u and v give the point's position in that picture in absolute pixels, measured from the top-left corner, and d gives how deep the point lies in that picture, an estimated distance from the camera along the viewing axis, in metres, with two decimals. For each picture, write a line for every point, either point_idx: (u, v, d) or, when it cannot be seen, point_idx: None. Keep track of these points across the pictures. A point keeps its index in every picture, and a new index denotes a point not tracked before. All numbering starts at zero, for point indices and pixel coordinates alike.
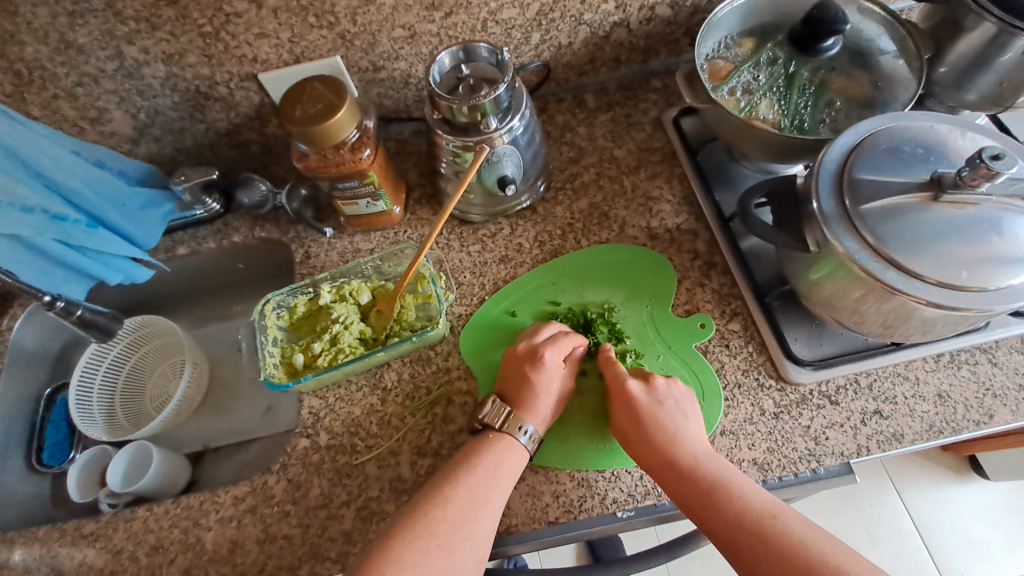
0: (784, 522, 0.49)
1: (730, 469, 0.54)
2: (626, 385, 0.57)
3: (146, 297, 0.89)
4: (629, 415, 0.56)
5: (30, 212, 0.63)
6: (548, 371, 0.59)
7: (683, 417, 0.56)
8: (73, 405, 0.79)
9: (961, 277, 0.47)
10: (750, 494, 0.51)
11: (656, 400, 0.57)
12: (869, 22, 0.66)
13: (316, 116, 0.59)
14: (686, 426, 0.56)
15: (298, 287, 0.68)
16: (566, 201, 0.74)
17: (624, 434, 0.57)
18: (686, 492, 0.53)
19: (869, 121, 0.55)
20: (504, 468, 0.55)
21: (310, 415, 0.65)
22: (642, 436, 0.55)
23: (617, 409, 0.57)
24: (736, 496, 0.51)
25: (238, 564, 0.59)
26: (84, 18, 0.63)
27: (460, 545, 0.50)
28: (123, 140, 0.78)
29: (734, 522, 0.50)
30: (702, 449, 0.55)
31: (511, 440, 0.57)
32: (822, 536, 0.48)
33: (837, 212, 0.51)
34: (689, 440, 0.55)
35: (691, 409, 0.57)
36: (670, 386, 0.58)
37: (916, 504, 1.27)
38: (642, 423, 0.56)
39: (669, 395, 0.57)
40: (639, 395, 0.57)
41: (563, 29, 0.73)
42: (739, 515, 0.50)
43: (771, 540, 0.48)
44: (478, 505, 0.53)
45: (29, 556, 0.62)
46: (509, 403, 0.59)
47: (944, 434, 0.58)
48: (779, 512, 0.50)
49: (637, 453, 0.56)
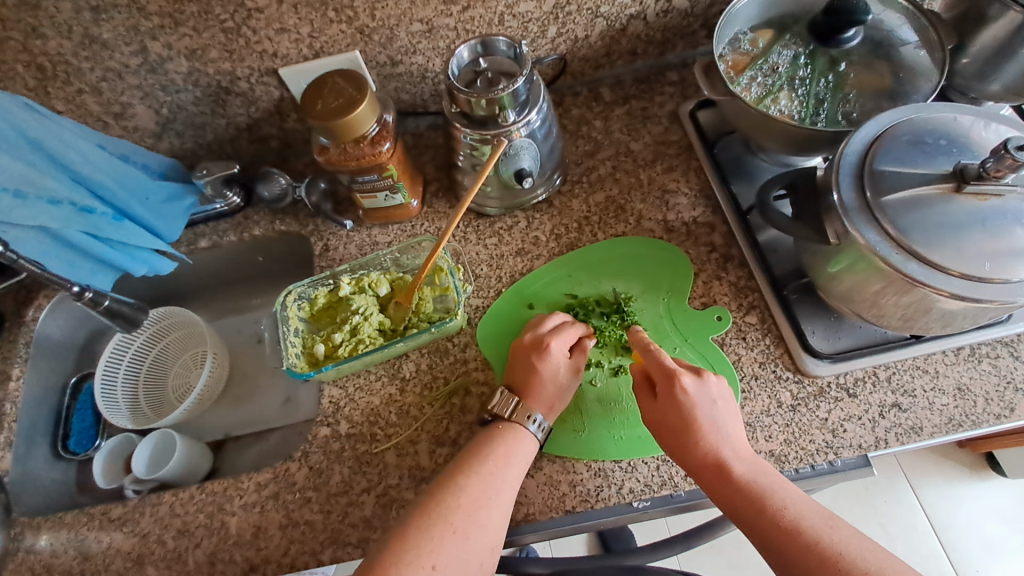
0: (839, 532, 0.48)
1: (777, 477, 0.53)
2: (677, 379, 0.56)
3: (167, 289, 0.91)
4: (677, 410, 0.55)
5: (58, 204, 0.64)
6: (555, 362, 0.60)
7: (730, 421, 0.56)
8: (99, 393, 0.81)
9: (984, 269, 0.47)
10: (800, 505, 0.51)
11: (707, 398, 0.56)
12: (890, 12, 0.66)
13: (337, 110, 0.60)
14: (732, 429, 0.55)
15: (318, 279, 0.69)
16: (582, 194, 0.75)
17: (666, 427, 0.56)
18: (729, 493, 0.52)
19: (891, 112, 0.55)
20: (515, 457, 0.56)
21: (330, 404, 0.66)
22: (689, 438, 0.55)
23: (664, 407, 0.56)
24: (788, 505, 0.50)
25: (261, 548, 0.60)
26: (109, 14, 0.64)
27: (474, 532, 0.51)
28: (146, 134, 0.79)
29: (787, 532, 0.49)
30: (748, 454, 0.55)
31: (521, 429, 0.57)
32: (874, 549, 0.47)
33: (858, 204, 0.51)
34: (737, 446, 0.55)
35: (735, 411, 0.57)
36: (720, 385, 0.57)
37: (930, 501, 1.26)
38: (691, 420, 0.55)
39: (719, 395, 0.56)
40: (691, 393, 0.56)
41: (579, 22, 0.73)
42: (792, 525, 0.49)
43: (827, 552, 0.47)
44: (491, 493, 0.53)
45: (58, 540, 0.64)
46: (517, 394, 0.60)
47: (963, 428, 0.58)
48: (832, 524, 0.49)
49: (679, 449, 0.55)
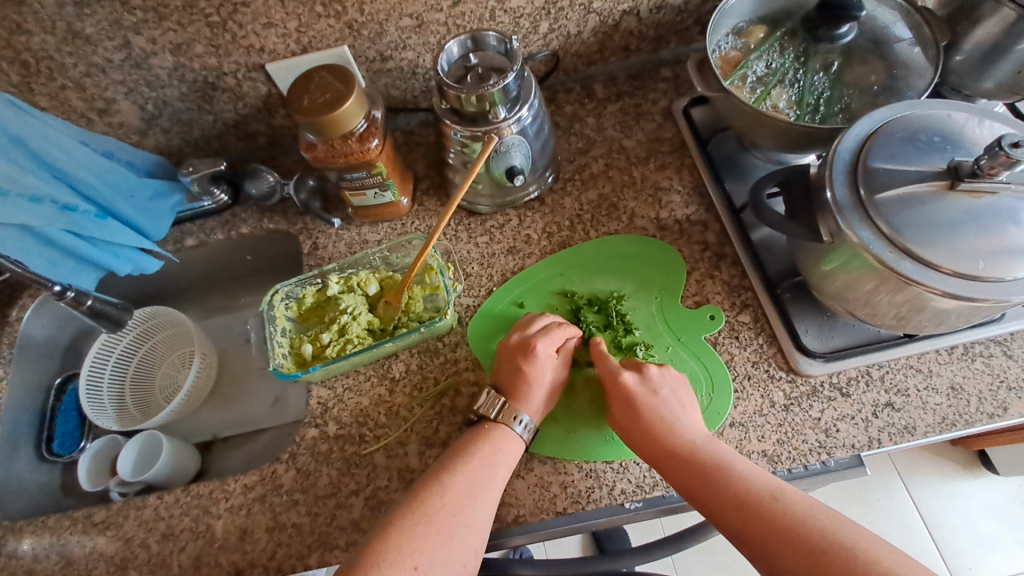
0: (788, 502, 0.48)
1: (727, 453, 0.53)
2: (619, 377, 0.57)
3: (155, 288, 0.90)
4: (625, 407, 0.56)
5: (40, 202, 0.63)
6: (543, 362, 0.59)
7: (680, 405, 0.56)
8: (84, 394, 0.79)
9: (978, 267, 0.46)
10: (750, 479, 0.50)
11: (651, 388, 0.56)
12: (885, 8, 0.65)
13: (324, 106, 0.58)
14: (682, 413, 0.56)
15: (306, 277, 0.68)
16: (575, 191, 0.74)
17: (621, 425, 0.56)
18: (682, 475, 0.52)
19: (884, 109, 0.54)
20: (501, 455, 0.55)
21: (319, 405, 0.65)
22: (637, 425, 0.55)
23: (614, 403, 0.57)
24: (736, 480, 0.50)
25: (247, 552, 0.59)
26: (91, 8, 0.63)
27: (458, 531, 0.50)
28: (131, 131, 0.78)
29: (737, 509, 0.49)
30: (700, 434, 0.54)
31: (507, 430, 0.57)
32: (824, 513, 0.47)
33: (852, 202, 0.51)
34: (688, 430, 0.55)
35: (682, 393, 0.57)
36: (665, 375, 0.58)
37: (923, 498, 1.27)
38: (638, 412, 0.55)
39: (664, 384, 0.57)
40: (634, 387, 0.56)
41: (571, 17, 0.72)
42: (741, 500, 0.49)
43: (775, 523, 0.47)
44: (476, 491, 0.53)
45: (40, 544, 0.63)
46: (502, 394, 0.59)
47: (957, 427, 0.58)
48: (781, 495, 0.49)
49: (633, 440, 0.55)
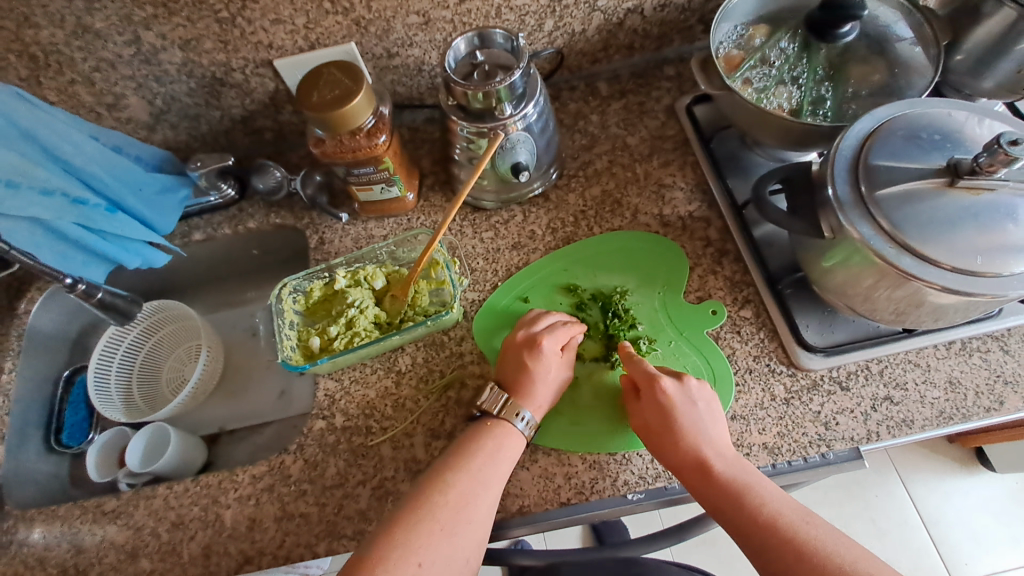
0: (816, 529, 0.49)
1: (758, 475, 0.54)
2: (658, 383, 0.57)
3: (162, 282, 0.91)
4: (659, 415, 0.56)
5: (50, 194, 0.64)
6: (548, 360, 0.60)
7: (714, 420, 0.56)
8: (92, 386, 0.80)
9: (976, 263, 0.47)
10: (780, 502, 0.51)
11: (688, 400, 0.56)
12: (886, 8, 0.66)
13: (333, 101, 0.59)
14: (715, 429, 0.56)
15: (314, 271, 0.69)
16: (579, 188, 0.75)
17: (651, 432, 0.56)
18: (711, 491, 0.53)
19: (885, 108, 0.55)
20: (502, 453, 0.56)
21: (326, 397, 0.66)
22: (671, 438, 0.55)
23: (648, 408, 0.57)
24: (768, 503, 0.51)
25: (256, 540, 0.60)
26: (102, 3, 0.64)
27: (461, 528, 0.51)
28: (139, 126, 0.79)
29: (766, 531, 0.50)
30: (731, 452, 0.55)
31: (510, 426, 0.58)
32: (850, 546, 0.49)
33: (852, 198, 0.51)
34: (721, 447, 0.55)
35: (717, 410, 0.57)
36: (702, 388, 0.58)
37: (919, 494, 1.28)
38: (674, 424, 0.55)
39: (701, 397, 0.57)
40: (672, 395, 0.56)
41: (576, 15, 0.73)
42: (772, 523, 0.50)
43: (802, 548, 0.48)
44: (477, 489, 0.53)
45: (52, 533, 0.64)
46: (505, 390, 0.60)
47: (954, 421, 0.59)
48: (809, 522, 0.50)
49: (663, 451, 0.56)
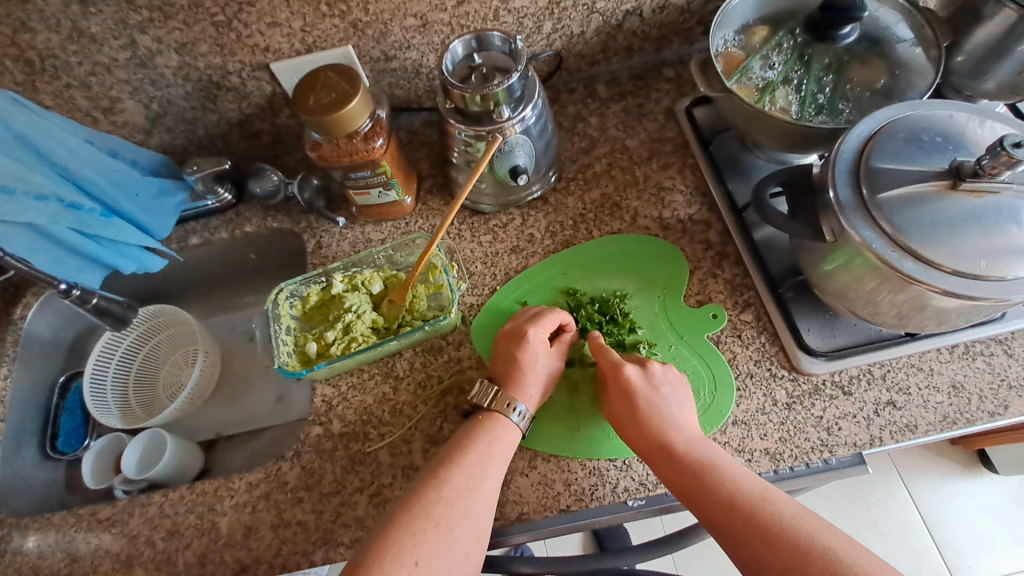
0: (776, 505, 0.48)
1: (720, 454, 0.53)
2: (621, 369, 0.57)
3: (159, 287, 0.90)
4: (624, 401, 0.56)
5: (45, 200, 0.63)
6: (536, 349, 0.60)
7: (678, 404, 0.56)
8: (88, 392, 0.80)
9: (979, 267, 0.47)
10: (741, 480, 0.51)
11: (652, 384, 0.57)
12: (886, 9, 0.65)
13: (330, 105, 0.59)
14: (679, 411, 0.56)
15: (311, 276, 0.69)
16: (578, 191, 0.74)
17: (617, 418, 0.57)
18: (673, 472, 0.53)
19: (887, 109, 0.55)
20: (496, 445, 0.56)
21: (323, 403, 0.66)
22: (634, 420, 0.55)
23: (613, 395, 0.57)
24: (727, 480, 0.50)
25: (252, 549, 0.60)
26: (97, 6, 0.63)
27: (458, 523, 0.50)
28: (135, 130, 0.78)
29: (727, 508, 0.49)
30: (696, 433, 0.55)
31: (504, 419, 0.57)
32: (812, 520, 0.47)
33: (854, 201, 0.51)
34: (686, 429, 0.55)
35: (682, 393, 0.58)
36: (667, 373, 0.58)
37: (923, 497, 1.27)
38: (636, 407, 0.56)
39: (665, 382, 0.57)
40: (636, 381, 0.57)
41: (575, 17, 0.73)
42: (730, 498, 0.49)
43: (763, 524, 0.47)
44: (487, 471, 0.54)
45: (46, 541, 0.63)
46: (496, 384, 0.60)
47: (957, 425, 0.58)
48: (770, 497, 0.49)
49: (628, 435, 0.56)
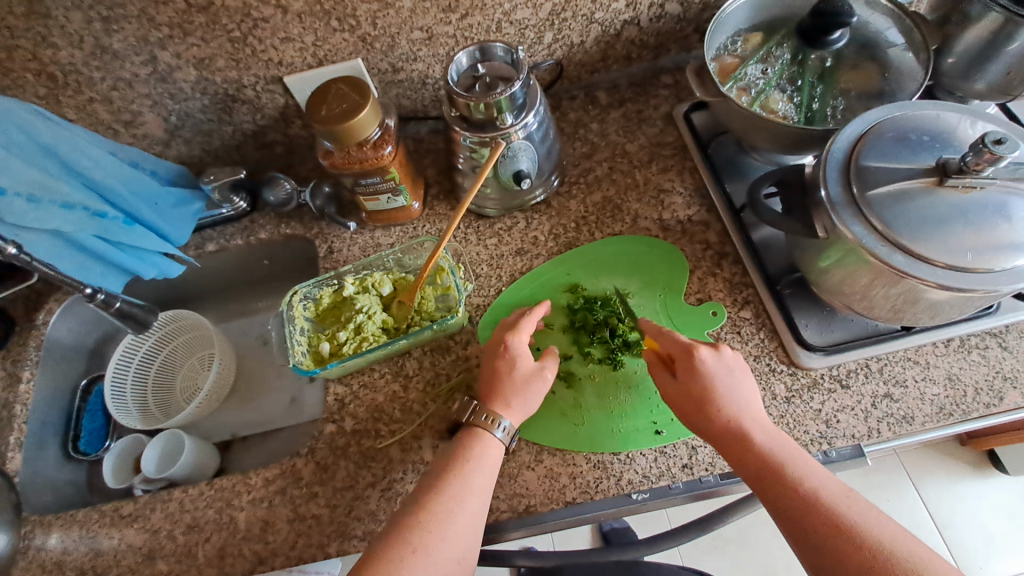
0: (855, 504, 0.48)
1: (798, 450, 0.53)
2: (695, 352, 0.57)
3: (176, 293, 0.93)
4: (699, 384, 0.56)
5: (71, 208, 0.67)
6: (516, 361, 0.60)
7: (748, 390, 0.56)
8: (109, 395, 0.83)
9: (967, 260, 0.48)
10: (817, 477, 0.50)
11: (724, 369, 0.57)
12: (877, 14, 0.67)
13: (341, 115, 0.62)
14: (750, 399, 0.56)
15: (323, 279, 0.71)
16: (580, 194, 0.76)
17: (686, 400, 0.56)
18: (750, 460, 0.52)
19: (876, 110, 0.57)
20: (478, 463, 0.55)
21: (336, 401, 0.68)
22: (709, 407, 0.55)
23: (683, 378, 0.57)
24: (808, 476, 0.50)
25: (269, 542, 0.62)
26: (119, 24, 0.66)
27: (435, 547, 0.49)
28: (154, 142, 0.82)
29: (807, 501, 0.49)
30: (766, 423, 0.55)
31: (487, 435, 0.57)
32: (891, 525, 0.47)
33: (845, 199, 0.53)
34: (758, 416, 0.55)
35: (753, 386, 0.57)
36: (736, 358, 0.58)
37: (933, 499, 1.27)
38: (711, 393, 0.55)
39: (736, 366, 0.57)
40: (709, 364, 0.57)
41: (574, 28, 0.75)
42: (812, 495, 0.49)
43: (844, 522, 0.47)
44: (466, 491, 0.53)
45: (70, 537, 0.65)
46: (478, 400, 0.60)
47: (954, 417, 0.59)
48: (849, 496, 0.49)
49: (700, 418, 0.55)
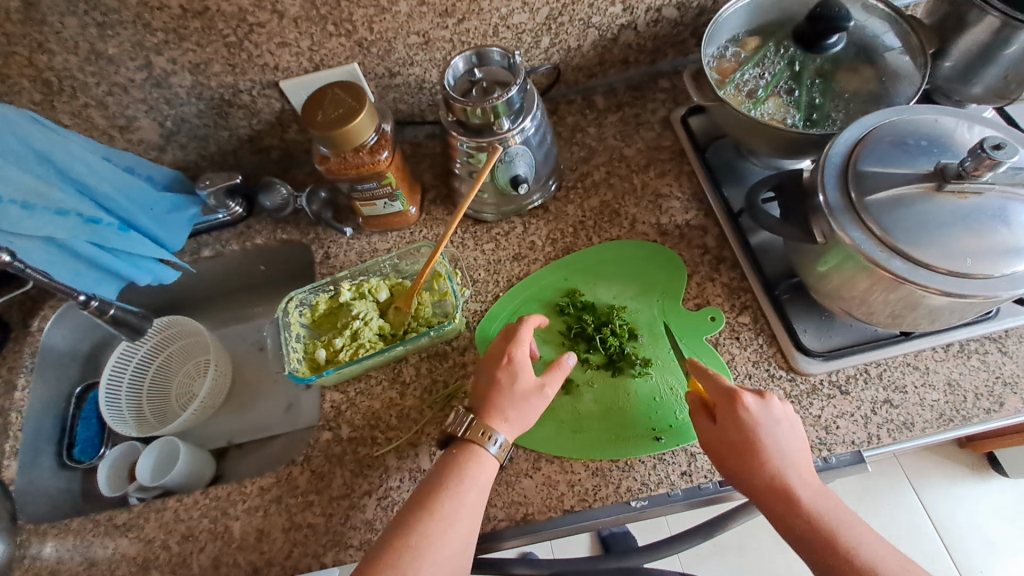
0: (890, 563, 0.49)
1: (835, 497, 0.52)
2: (740, 401, 0.55)
3: (171, 298, 0.93)
4: (743, 435, 0.54)
5: (65, 215, 0.66)
6: (517, 373, 0.59)
7: (794, 437, 0.55)
8: (103, 402, 0.82)
9: (966, 265, 0.48)
10: (855, 533, 0.50)
11: (770, 417, 0.55)
12: (874, 19, 0.67)
13: (337, 120, 0.61)
14: (796, 448, 0.54)
15: (320, 285, 0.71)
16: (578, 199, 0.76)
17: (728, 449, 0.54)
18: (789, 512, 0.52)
19: (874, 115, 0.56)
20: (472, 481, 0.55)
21: (332, 408, 0.67)
22: (756, 463, 0.53)
23: (727, 427, 0.55)
24: (849, 536, 0.50)
25: (264, 551, 0.61)
26: (114, 29, 0.66)
27: (424, 573, 0.50)
28: (150, 147, 0.81)
29: (847, 560, 0.49)
30: (810, 473, 0.54)
31: (481, 451, 0.56)
32: None
33: (843, 204, 0.53)
34: (802, 466, 0.54)
35: (800, 436, 0.55)
36: (783, 406, 0.56)
37: (933, 502, 1.27)
38: (756, 443, 0.53)
39: (783, 416, 0.55)
40: (754, 413, 0.54)
41: (572, 32, 0.75)
42: (854, 557, 0.49)
43: None
44: (459, 513, 0.53)
45: (64, 546, 0.65)
46: (472, 411, 0.59)
47: (954, 422, 0.59)
48: (883, 549, 0.50)
49: (738, 466, 0.54)
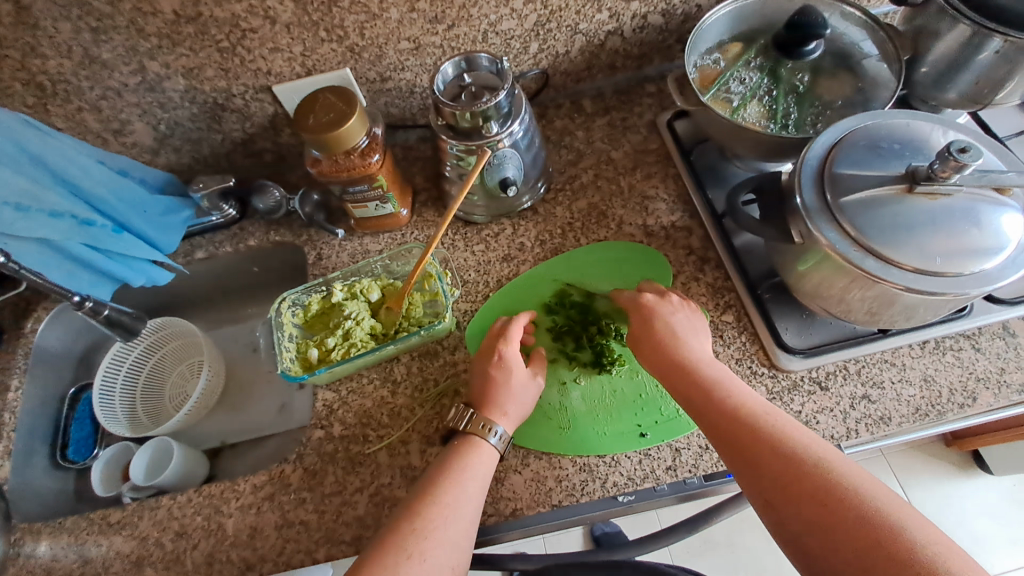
0: (782, 422, 0.50)
1: (736, 379, 0.56)
2: (642, 300, 0.64)
3: (165, 300, 0.94)
4: (643, 326, 0.62)
5: (59, 217, 0.67)
6: (509, 369, 0.62)
7: (696, 333, 0.61)
8: (97, 402, 0.82)
9: (936, 264, 0.50)
10: (748, 400, 0.53)
11: (672, 312, 0.63)
12: (851, 26, 0.70)
13: (328, 124, 0.62)
14: (698, 340, 0.60)
15: (312, 285, 0.72)
16: (566, 201, 0.78)
17: (636, 343, 0.62)
18: (685, 384, 0.56)
19: (848, 120, 0.58)
20: (472, 471, 0.56)
21: (324, 407, 0.69)
22: (655, 345, 0.60)
23: (635, 324, 0.63)
24: (736, 396, 0.53)
25: (257, 548, 0.62)
26: (108, 34, 0.67)
27: (431, 552, 0.49)
28: (143, 150, 0.82)
29: (733, 416, 0.52)
30: (711, 357, 0.59)
31: (482, 443, 0.58)
32: (822, 445, 0.48)
33: (819, 206, 0.54)
34: (702, 351, 0.59)
35: (708, 340, 0.61)
36: (692, 313, 0.63)
37: (920, 499, 1.29)
38: (654, 331, 0.61)
39: (683, 313, 0.63)
40: (653, 306, 0.63)
41: (559, 38, 0.77)
42: (738, 412, 0.52)
43: (763, 432, 0.49)
44: (461, 501, 0.53)
45: (58, 545, 0.65)
46: (472, 406, 0.61)
47: (929, 417, 0.61)
48: (776, 415, 0.51)
49: (645, 353, 0.61)
